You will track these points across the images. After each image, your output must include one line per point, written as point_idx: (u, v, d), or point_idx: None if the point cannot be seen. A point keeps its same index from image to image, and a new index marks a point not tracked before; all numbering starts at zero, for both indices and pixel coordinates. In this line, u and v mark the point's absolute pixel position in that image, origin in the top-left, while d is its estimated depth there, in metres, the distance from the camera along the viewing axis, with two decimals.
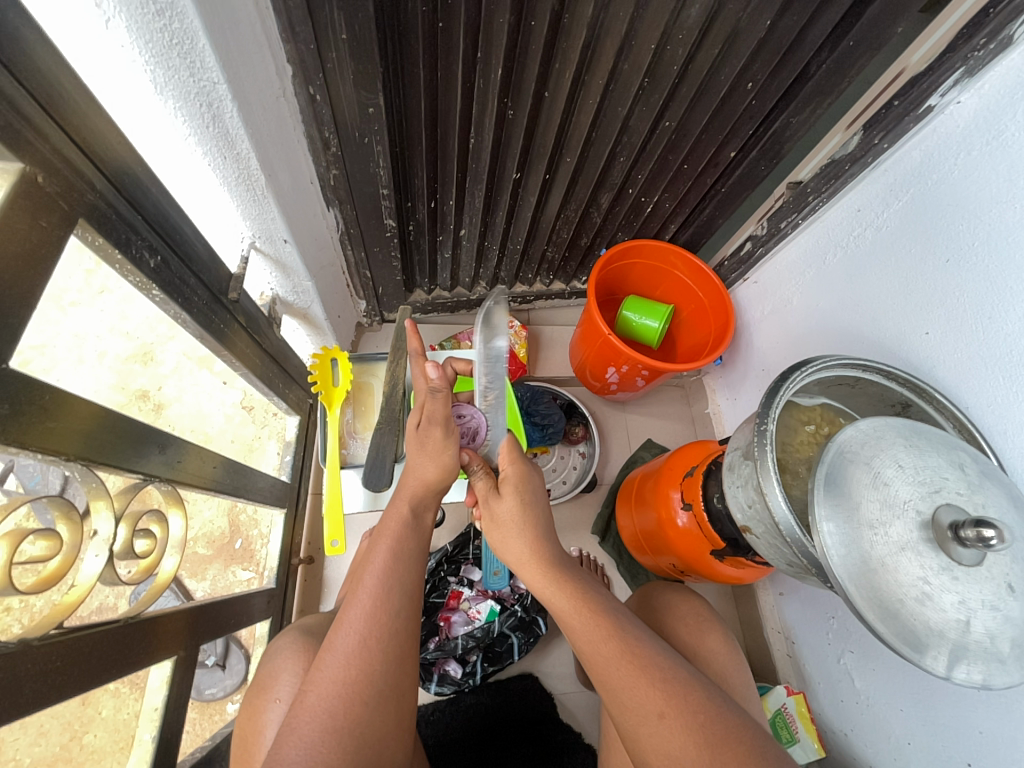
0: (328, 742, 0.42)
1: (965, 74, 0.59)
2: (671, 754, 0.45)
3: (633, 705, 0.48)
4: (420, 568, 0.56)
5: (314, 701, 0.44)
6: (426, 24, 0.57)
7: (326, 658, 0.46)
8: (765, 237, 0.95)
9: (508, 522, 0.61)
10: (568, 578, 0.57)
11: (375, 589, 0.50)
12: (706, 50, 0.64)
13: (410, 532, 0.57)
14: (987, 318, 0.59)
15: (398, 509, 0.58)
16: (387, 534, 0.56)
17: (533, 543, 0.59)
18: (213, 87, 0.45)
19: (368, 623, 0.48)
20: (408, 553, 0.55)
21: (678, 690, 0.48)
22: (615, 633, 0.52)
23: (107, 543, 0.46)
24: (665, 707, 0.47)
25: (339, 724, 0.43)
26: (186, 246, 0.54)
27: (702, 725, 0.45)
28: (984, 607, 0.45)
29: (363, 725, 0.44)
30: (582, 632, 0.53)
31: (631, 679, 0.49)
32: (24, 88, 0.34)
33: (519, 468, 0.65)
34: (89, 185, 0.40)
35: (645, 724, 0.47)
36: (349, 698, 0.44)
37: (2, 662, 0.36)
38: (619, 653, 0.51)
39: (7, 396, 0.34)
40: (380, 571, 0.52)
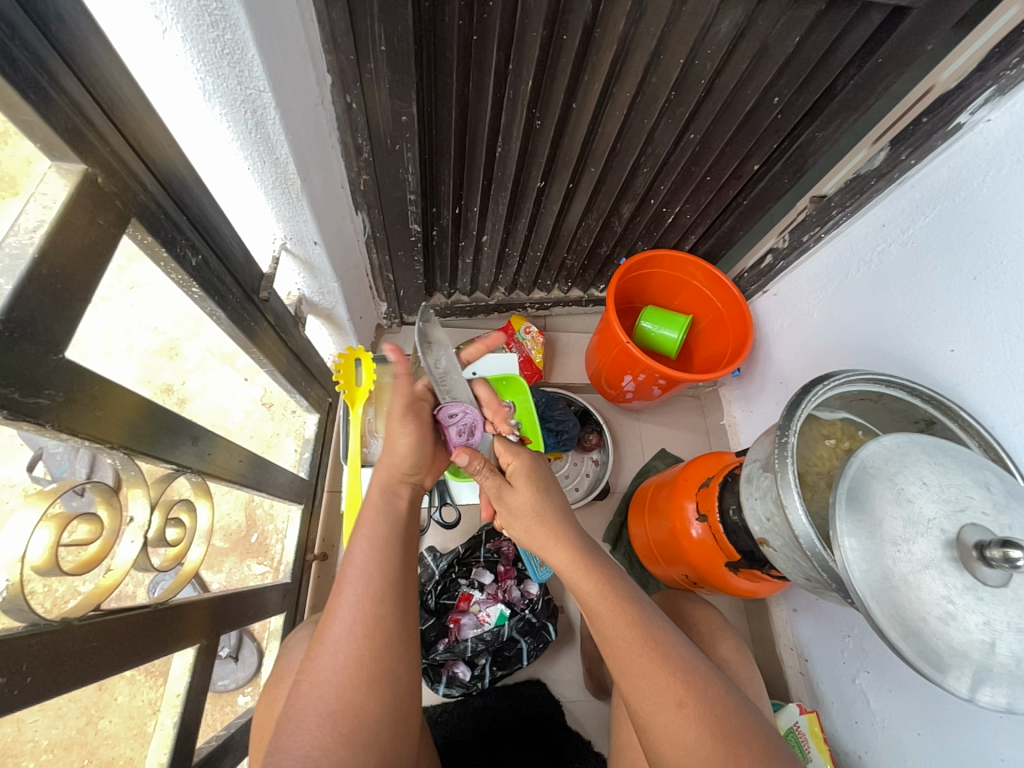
0: (324, 726, 0.44)
1: (997, 92, 0.59)
2: (687, 746, 0.45)
3: (651, 695, 0.47)
4: (403, 554, 0.56)
5: (308, 688, 0.45)
6: (461, 37, 0.58)
7: (318, 649, 0.48)
8: (786, 250, 0.95)
9: (526, 511, 0.59)
10: (592, 562, 0.55)
11: (356, 578, 0.51)
12: (734, 65, 0.65)
13: (385, 522, 0.58)
14: (1015, 336, 0.59)
15: (370, 498, 0.61)
16: (365, 526, 0.57)
17: (557, 531, 0.57)
18: (258, 95, 0.47)
19: (353, 613, 0.49)
20: (387, 542, 0.55)
21: (697, 682, 0.48)
22: (637, 620, 0.52)
23: (142, 529, 0.48)
24: (683, 697, 0.47)
25: (332, 709, 0.44)
26: (223, 246, 0.56)
27: (718, 717, 0.46)
28: (1010, 630, 0.44)
29: (358, 710, 0.45)
30: (604, 616, 0.52)
31: (651, 668, 0.49)
32: (89, 93, 0.36)
33: (525, 458, 0.64)
34: (141, 186, 0.42)
35: (662, 713, 0.47)
36: (340, 685, 0.46)
37: (46, 639, 0.37)
38: (639, 640, 0.50)
39: (62, 384, 0.36)
40: (361, 561, 0.53)
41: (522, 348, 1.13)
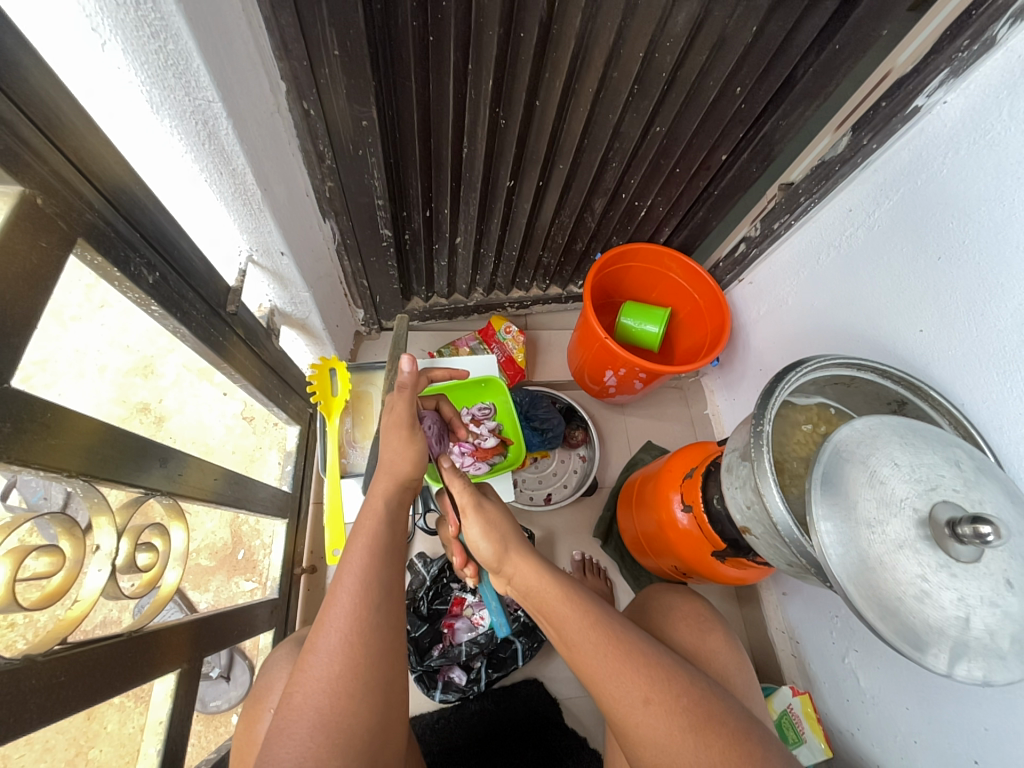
0: (317, 737, 0.41)
1: (951, 74, 0.60)
2: (659, 741, 0.46)
3: (620, 696, 0.48)
4: (399, 561, 0.54)
5: (300, 700, 0.43)
6: (417, 38, 0.58)
7: (310, 659, 0.45)
8: (758, 238, 0.96)
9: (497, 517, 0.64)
10: (554, 571, 0.58)
11: (355, 586, 0.48)
12: (694, 56, 0.65)
13: (386, 528, 0.54)
14: (980, 314, 0.60)
15: (372, 507, 0.56)
16: (364, 531, 0.54)
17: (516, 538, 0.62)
18: (208, 105, 0.46)
19: (349, 621, 0.46)
20: (385, 550, 0.52)
21: (662, 676, 0.49)
22: (598, 618, 0.53)
23: (110, 556, 0.47)
24: (649, 694, 0.48)
25: (325, 720, 0.42)
26: (183, 262, 0.54)
27: (685, 709, 0.47)
28: (983, 604, 0.45)
29: (351, 719, 0.43)
30: (571, 620, 0.53)
31: (616, 666, 0.49)
32: (21, 111, 0.35)
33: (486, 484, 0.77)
34: (87, 205, 0.41)
35: (631, 712, 0.47)
36: (335, 694, 0.43)
37: (8, 677, 0.36)
38: (603, 640, 0.51)
39: (10, 414, 0.35)
40: (359, 570, 0.50)
41: (503, 348, 1.13)
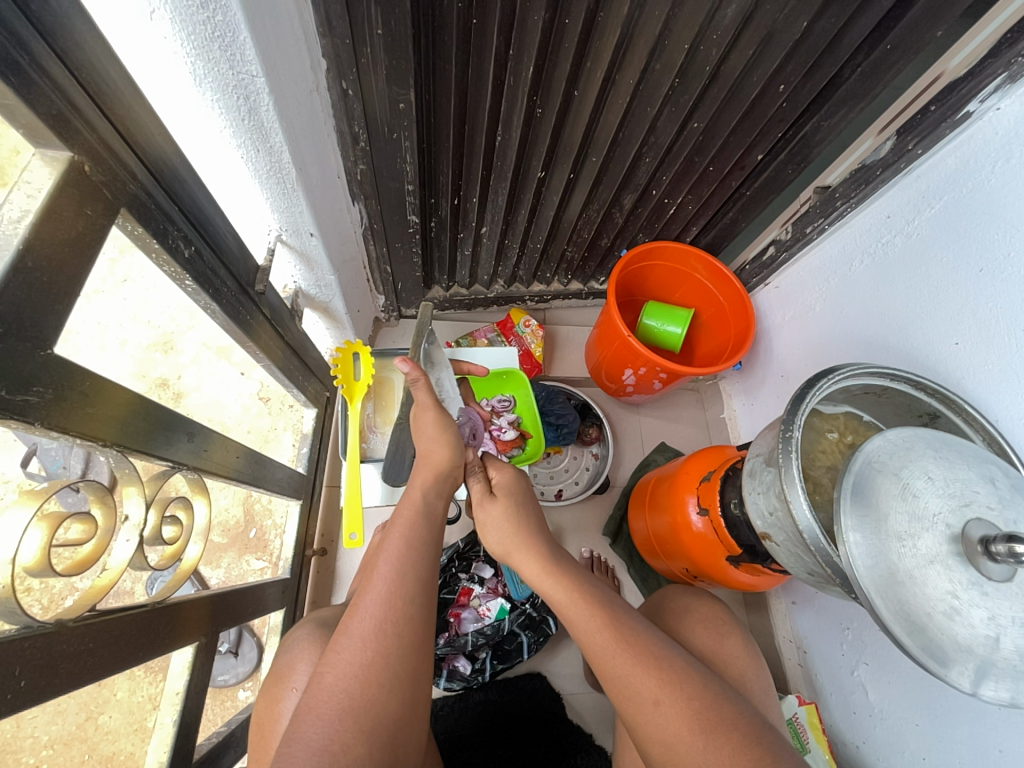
0: (345, 721, 0.41)
1: (1008, 79, 0.58)
2: (667, 740, 0.46)
3: (629, 694, 0.49)
4: (434, 558, 0.54)
5: (332, 682, 0.43)
6: (461, 20, 0.57)
7: (343, 641, 0.45)
8: (788, 242, 0.94)
9: (500, 523, 0.63)
10: (560, 570, 0.58)
11: (392, 575, 0.49)
12: (740, 51, 0.63)
13: (423, 520, 0.55)
14: (1022, 329, 0.58)
15: (409, 497, 0.57)
16: (401, 522, 0.54)
17: (527, 537, 0.61)
18: (250, 80, 0.45)
19: (384, 608, 0.47)
20: (422, 540, 0.53)
21: (672, 677, 0.49)
22: (607, 620, 0.53)
23: (138, 528, 0.47)
24: (659, 694, 0.48)
25: (355, 705, 0.42)
26: (216, 237, 0.54)
27: (696, 711, 0.46)
28: (1014, 624, 0.44)
29: (379, 707, 0.43)
30: (578, 622, 0.54)
31: (626, 667, 0.50)
32: (74, 77, 0.34)
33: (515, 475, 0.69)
34: (131, 176, 0.41)
35: (641, 712, 0.48)
36: (366, 678, 0.43)
37: (40, 641, 0.37)
38: (612, 641, 0.51)
39: (51, 381, 0.35)
40: (395, 558, 0.50)
41: (522, 341, 1.12)
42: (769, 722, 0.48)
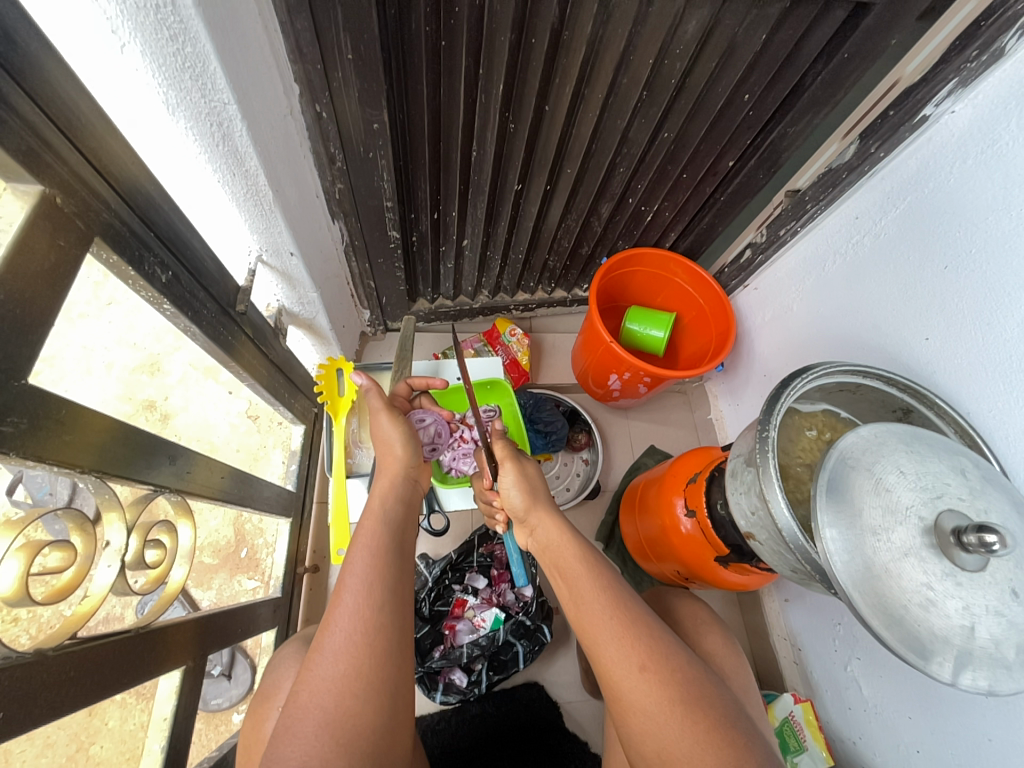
0: (324, 736, 0.41)
1: (959, 84, 0.60)
2: (648, 708, 0.46)
3: (616, 659, 0.48)
4: (402, 565, 0.54)
5: (307, 698, 0.43)
6: (430, 42, 0.58)
7: (316, 658, 0.45)
8: (764, 245, 0.96)
9: (531, 482, 0.65)
10: (577, 531, 0.60)
11: (358, 586, 0.49)
12: (704, 64, 0.65)
13: (385, 530, 0.56)
14: (987, 323, 0.60)
15: (370, 509, 0.58)
16: (365, 533, 0.55)
17: (548, 502, 0.63)
18: (223, 107, 0.47)
19: (353, 620, 0.47)
20: (386, 548, 0.53)
21: (661, 650, 0.49)
22: (609, 585, 0.53)
23: (119, 553, 0.47)
24: (646, 661, 0.48)
25: (332, 719, 0.42)
26: (194, 260, 0.55)
27: (678, 683, 0.47)
28: (989, 613, 0.45)
29: (357, 719, 0.43)
30: (586, 580, 0.54)
31: (619, 630, 0.50)
32: (45, 113, 0.35)
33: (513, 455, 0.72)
34: (104, 205, 0.41)
35: (625, 677, 0.48)
36: (340, 692, 0.43)
37: (19, 671, 0.37)
38: (610, 605, 0.52)
39: (26, 410, 0.36)
40: (361, 570, 0.50)
41: (508, 350, 1.13)
42: (744, 712, 0.48)
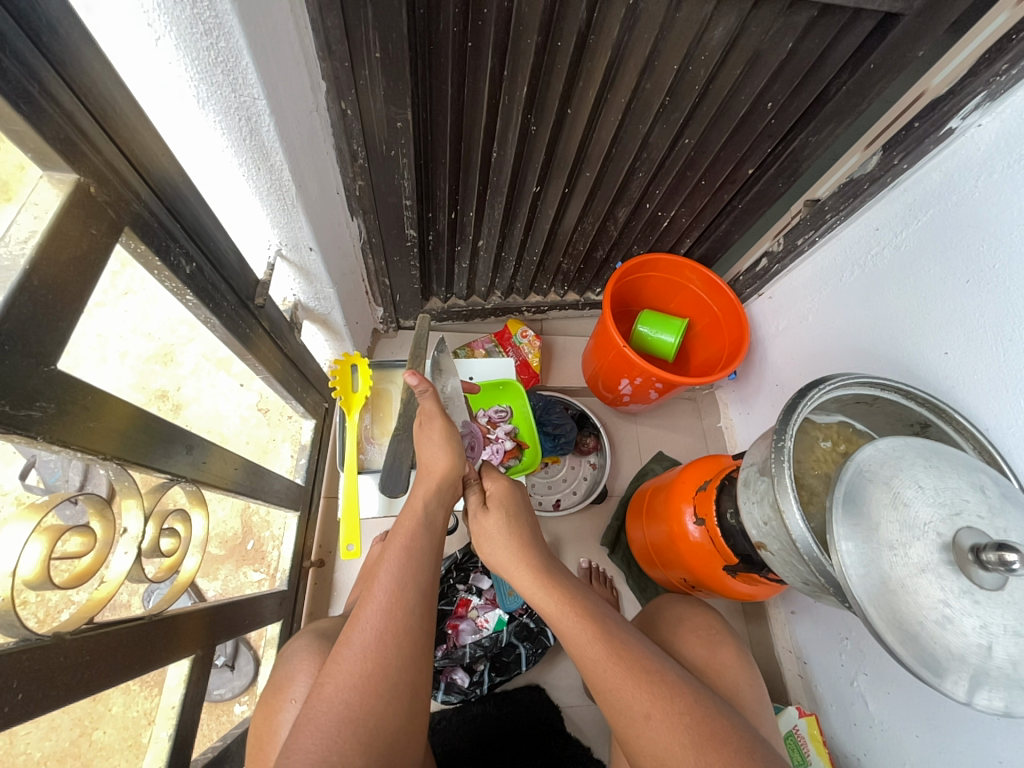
0: (344, 731, 0.41)
1: (987, 98, 0.60)
2: (659, 754, 0.46)
3: (621, 709, 0.49)
4: (434, 569, 0.54)
5: (331, 692, 0.43)
6: (456, 43, 0.58)
7: (343, 652, 0.45)
8: (780, 254, 0.96)
9: (495, 533, 0.63)
10: (552, 582, 0.58)
11: (390, 586, 0.49)
12: (728, 71, 0.65)
13: (424, 531, 0.55)
14: (1008, 339, 0.59)
15: (411, 507, 0.57)
16: (402, 534, 0.54)
17: (519, 550, 0.61)
18: (252, 102, 0.47)
19: (383, 618, 0.47)
20: (422, 551, 0.53)
21: (665, 692, 0.49)
22: (599, 633, 0.53)
23: (136, 540, 0.48)
24: (650, 709, 0.48)
25: (353, 715, 0.42)
26: (217, 253, 0.55)
27: (687, 726, 0.46)
28: (1007, 633, 0.45)
29: (377, 717, 0.43)
30: (570, 634, 0.54)
31: (617, 681, 0.50)
32: (82, 103, 0.36)
33: (507, 487, 0.68)
34: (135, 195, 0.42)
35: (631, 726, 0.48)
36: (365, 689, 0.44)
37: (37, 654, 0.37)
38: (605, 654, 0.52)
39: (54, 395, 0.36)
40: (395, 569, 0.50)
41: (519, 352, 1.13)
42: (763, 737, 0.47)
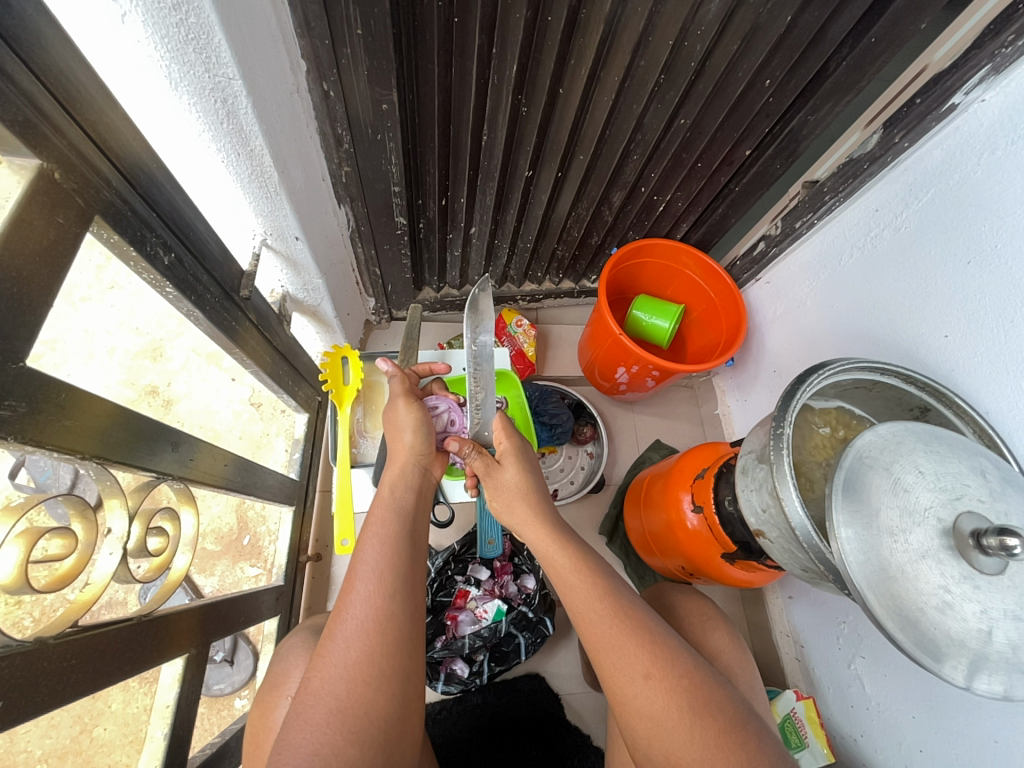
0: (334, 724, 0.41)
1: (992, 71, 0.58)
2: (654, 715, 0.46)
3: (620, 668, 0.48)
4: (414, 553, 0.53)
5: (318, 685, 0.42)
6: (441, 19, 0.56)
7: (329, 646, 0.44)
8: (778, 237, 0.94)
9: (513, 488, 0.62)
10: (564, 538, 0.58)
11: (370, 574, 0.48)
12: (725, 47, 0.63)
13: (395, 517, 0.55)
14: (1010, 321, 0.58)
15: (380, 496, 0.57)
16: (376, 521, 0.54)
17: (534, 505, 0.61)
18: (228, 82, 0.45)
19: (366, 608, 0.46)
20: (398, 535, 0.52)
21: (665, 654, 0.49)
22: (608, 591, 0.53)
23: (121, 540, 0.46)
24: (650, 668, 0.48)
25: (342, 707, 0.42)
26: (198, 243, 0.54)
27: (685, 690, 0.47)
28: (1007, 617, 0.44)
29: (368, 706, 0.42)
30: (576, 594, 0.53)
31: (621, 638, 0.49)
32: (41, 83, 0.34)
33: (515, 443, 0.64)
34: (105, 182, 0.40)
35: (631, 685, 0.47)
36: (352, 680, 0.43)
37: (19, 660, 0.36)
38: (611, 612, 0.51)
39: (24, 394, 0.35)
40: (373, 557, 0.49)
41: (514, 341, 1.11)
42: (754, 708, 0.48)
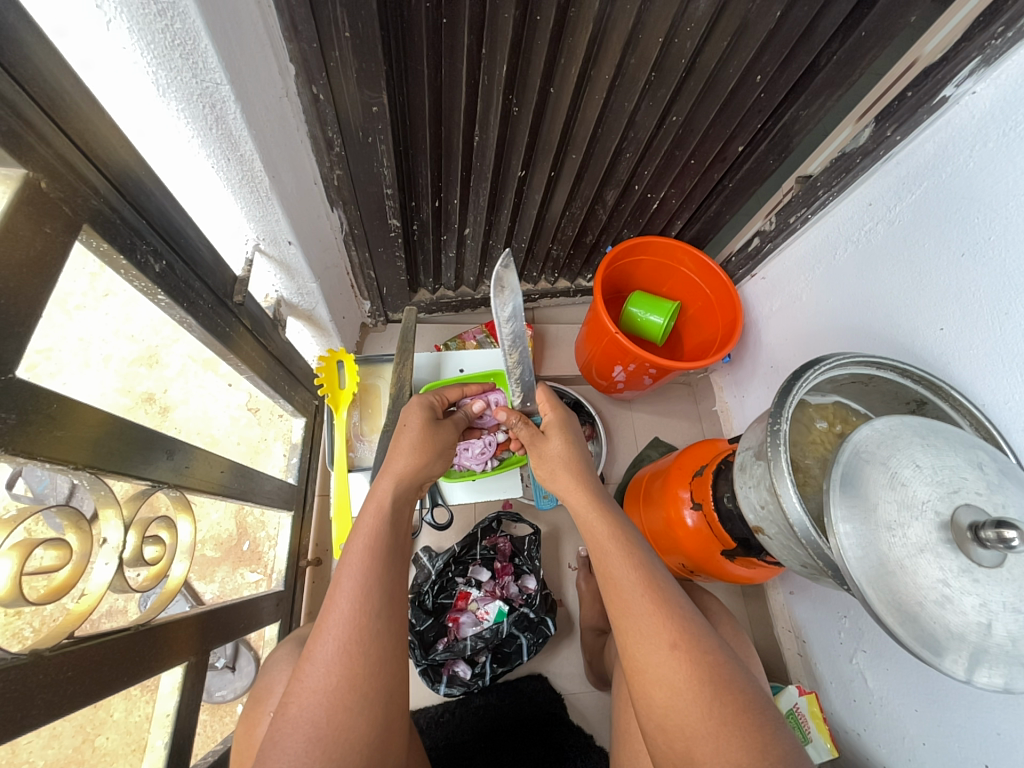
0: (312, 752, 0.40)
1: (982, 63, 0.57)
2: (676, 685, 0.45)
3: (646, 634, 0.48)
4: (399, 569, 0.52)
5: (296, 711, 0.42)
6: (430, 20, 0.56)
7: (307, 669, 0.44)
8: (773, 233, 0.94)
9: (556, 459, 0.64)
10: (607, 508, 0.58)
11: (353, 593, 0.47)
12: (715, 43, 0.63)
13: (387, 526, 0.53)
14: (1004, 313, 0.58)
15: (377, 494, 0.56)
16: (366, 527, 0.53)
17: (578, 476, 0.62)
18: (216, 88, 0.44)
19: (347, 629, 0.46)
20: (386, 550, 0.51)
21: (691, 627, 0.48)
22: (642, 563, 0.53)
23: (117, 550, 0.46)
24: (677, 639, 0.47)
25: (321, 734, 0.41)
26: (190, 251, 0.53)
27: (708, 663, 0.46)
28: (1006, 610, 0.44)
29: (349, 732, 0.42)
30: (614, 556, 0.54)
31: (651, 608, 0.49)
32: (25, 92, 0.33)
33: (562, 414, 0.67)
34: (93, 190, 0.40)
35: (655, 653, 0.47)
36: (331, 707, 0.43)
37: (13, 674, 0.36)
38: (642, 583, 0.51)
39: (15, 405, 0.34)
40: (359, 574, 0.48)
41: None
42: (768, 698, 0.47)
